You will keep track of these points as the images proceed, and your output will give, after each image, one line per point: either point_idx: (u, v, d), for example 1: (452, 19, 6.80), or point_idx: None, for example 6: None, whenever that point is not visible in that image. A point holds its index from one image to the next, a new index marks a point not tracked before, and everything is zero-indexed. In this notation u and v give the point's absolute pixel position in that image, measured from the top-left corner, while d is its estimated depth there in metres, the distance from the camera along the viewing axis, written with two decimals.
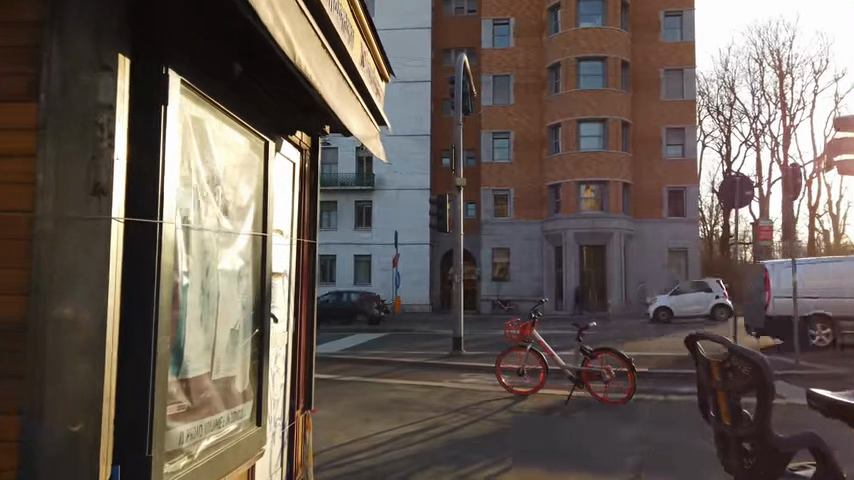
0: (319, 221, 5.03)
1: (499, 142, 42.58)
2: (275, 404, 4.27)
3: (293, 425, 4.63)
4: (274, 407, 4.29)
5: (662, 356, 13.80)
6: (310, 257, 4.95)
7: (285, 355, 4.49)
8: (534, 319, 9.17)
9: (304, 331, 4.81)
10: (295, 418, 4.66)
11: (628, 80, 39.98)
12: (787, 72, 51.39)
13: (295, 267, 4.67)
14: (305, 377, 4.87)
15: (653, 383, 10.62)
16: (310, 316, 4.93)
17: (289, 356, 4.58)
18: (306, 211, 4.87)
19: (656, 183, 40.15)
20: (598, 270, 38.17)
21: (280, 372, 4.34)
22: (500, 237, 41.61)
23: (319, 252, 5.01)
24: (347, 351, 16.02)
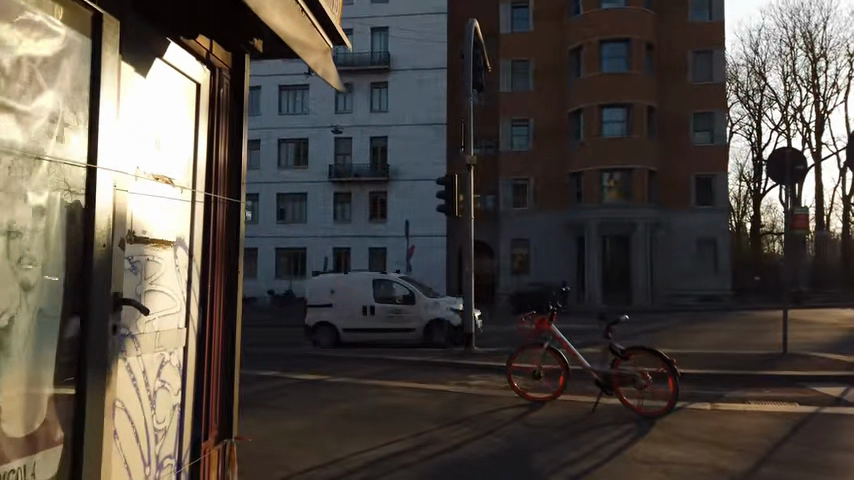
0: (245, 172, 3.60)
1: (518, 130, 40.77)
2: (152, 435, 2.84)
3: (200, 460, 3.23)
4: (156, 441, 2.89)
5: (701, 354, 12.15)
6: (229, 222, 3.51)
7: (181, 362, 3.08)
8: (553, 310, 7.59)
9: (216, 326, 3.38)
10: (204, 451, 3.25)
11: (653, 63, 38.12)
12: (820, 56, 48.82)
13: (201, 241, 3.25)
14: (221, 390, 3.45)
15: (694, 388, 8.99)
16: (233, 307, 3.52)
17: (189, 361, 3.15)
18: (222, 155, 3.45)
19: (683, 171, 38.08)
20: (622, 261, 36.56)
21: (162, 389, 2.90)
22: (519, 228, 40.19)
23: (243, 216, 3.58)
24: (347, 349, 14.62)
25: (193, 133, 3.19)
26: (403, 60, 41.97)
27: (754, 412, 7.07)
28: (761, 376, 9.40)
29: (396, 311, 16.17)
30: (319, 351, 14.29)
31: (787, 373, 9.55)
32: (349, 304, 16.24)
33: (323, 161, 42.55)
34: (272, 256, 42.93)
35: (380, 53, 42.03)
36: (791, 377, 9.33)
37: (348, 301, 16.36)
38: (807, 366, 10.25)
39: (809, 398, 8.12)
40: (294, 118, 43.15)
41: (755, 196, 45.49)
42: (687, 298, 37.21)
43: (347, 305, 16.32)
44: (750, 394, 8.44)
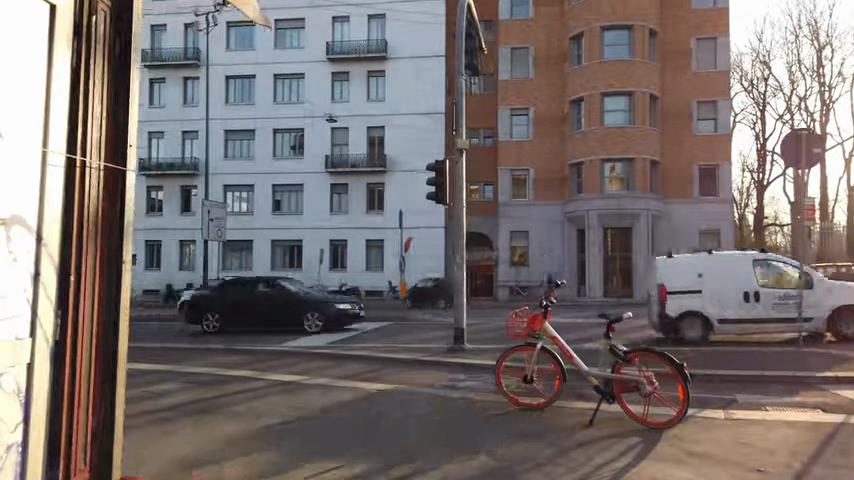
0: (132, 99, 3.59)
1: (518, 119, 40.04)
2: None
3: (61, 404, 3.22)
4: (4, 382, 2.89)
5: (707, 351, 11.30)
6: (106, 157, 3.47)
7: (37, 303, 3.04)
8: (546, 307, 6.70)
9: (89, 268, 3.35)
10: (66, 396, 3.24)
11: (656, 51, 37.18)
12: (826, 44, 47.69)
13: (71, 177, 3.23)
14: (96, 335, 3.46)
15: (704, 391, 8.10)
16: (120, 238, 3.56)
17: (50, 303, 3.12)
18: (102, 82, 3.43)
19: (685, 162, 37.24)
20: (623, 253, 35.82)
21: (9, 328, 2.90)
22: (518, 219, 39.43)
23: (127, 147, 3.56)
24: (331, 346, 13.77)
25: (51, 62, 3.10)
26: (401, 48, 41.09)
27: (772, 421, 6.22)
28: (778, 377, 8.48)
29: (785, 297, 12.39)
30: (305, 347, 13.42)
31: (804, 373, 8.69)
32: (726, 289, 12.56)
33: (319, 151, 41.46)
34: (267, 249, 42.10)
35: (377, 41, 41.03)
36: (812, 378, 8.41)
37: (724, 284, 12.59)
38: (827, 364, 9.34)
39: (834, 403, 7.22)
40: (289, 107, 42.20)
41: (759, 186, 44.59)
42: None
43: (722, 290, 12.59)
44: (767, 398, 7.56)
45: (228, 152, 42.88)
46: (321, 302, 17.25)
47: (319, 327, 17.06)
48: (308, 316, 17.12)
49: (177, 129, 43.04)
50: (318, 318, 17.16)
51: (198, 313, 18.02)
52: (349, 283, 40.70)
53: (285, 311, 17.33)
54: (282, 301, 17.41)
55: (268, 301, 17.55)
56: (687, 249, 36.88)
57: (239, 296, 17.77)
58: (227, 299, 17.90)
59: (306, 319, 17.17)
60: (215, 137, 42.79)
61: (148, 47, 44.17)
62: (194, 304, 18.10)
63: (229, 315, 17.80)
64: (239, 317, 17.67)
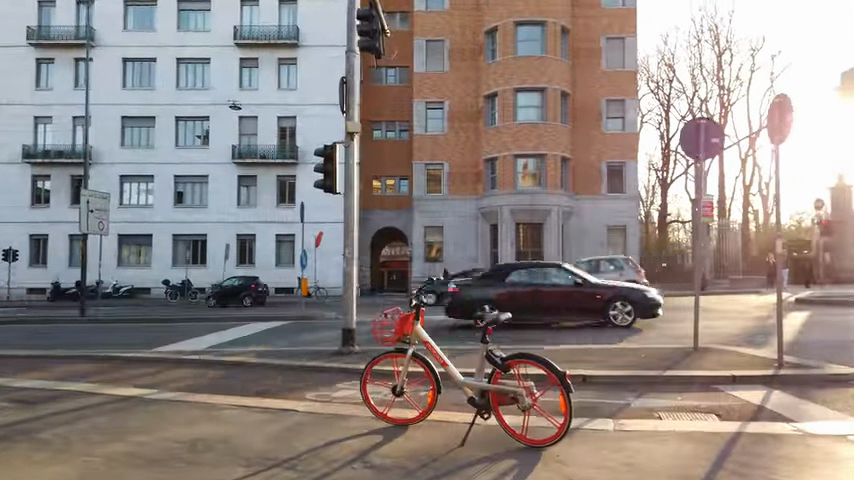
0: None
1: (432, 113, 39.38)
2: None
3: None
4: None
5: (606, 348, 10.80)
6: None
7: None
8: (418, 306, 5.71)
9: None
10: None
11: (568, 48, 37.50)
12: (725, 49, 49.99)
13: None
14: None
15: (594, 396, 7.46)
16: None
17: None
18: None
19: (594, 159, 37.91)
20: (535, 248, 35.84)
21: None
22: (434, 214, 38.83)
23: None
24: (209, 350, 12.36)
25: None
26: (313, 35, 39.43)
27: (661, 432, 5.58)
28: (671, 377, 8.00)
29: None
30: (178, 353, 11.95)
31: (698, 372, 8.25)
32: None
33: (225, 142, 39.14)
34: (168, 244, 39.37)
35: (289, 27, 39.10)
36: (704, 378, 7.98)
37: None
38: (721, 362, 9.01)
39: (728, 406, 6.74)
40: (193, 94, 39.60)
41: (663, 185, 46.13)
42: None
43: None
44: (657, 402, 6.98)
45: (126, 140, 39.65)
46: (626, 286, 14.27)
47: (631, 320, 14.14)
48: (620, 307, 14.12)
49: (66, 114, 39.38)
50: (628, 308, 14.19)
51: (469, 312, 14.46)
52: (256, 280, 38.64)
53: (586, 302, 14.16)
54: (576, 290, 14.19)
55: (558, 292, 14.25)
56: (595, 245, 37.49)
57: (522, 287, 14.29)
58: (504, 290, 14.40)
59: (616, 310, 14.19)
60: (110, 123, 39.59)
61: (34, 23, 40.24)
62: (461, 302, 14.45)
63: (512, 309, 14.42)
64: (526, 312, 14.32)
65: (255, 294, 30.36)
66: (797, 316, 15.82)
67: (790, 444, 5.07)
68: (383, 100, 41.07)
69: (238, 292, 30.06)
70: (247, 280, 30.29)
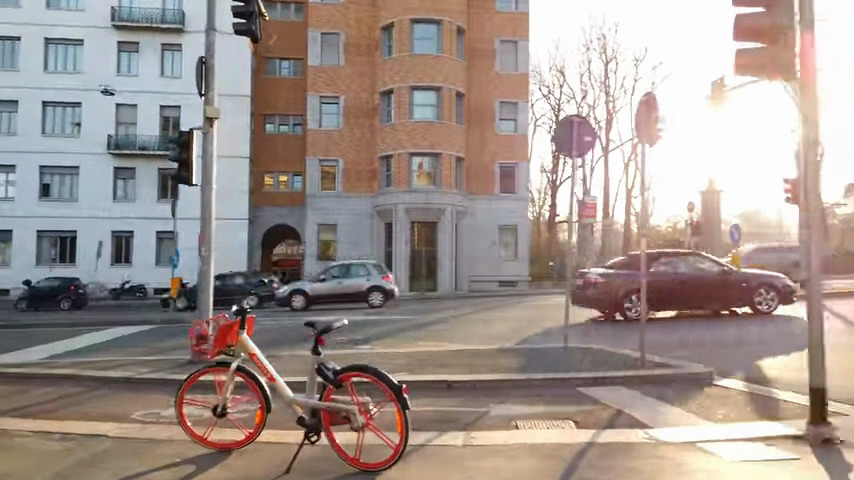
0: None
1: (327, 108, 38.25)
2: None
3: None
4: None
5: (480, 350, 10.47)
6: None
7: None
8: (243, 315, 4.91)
9: None
10: None
11: (464, 48, 37.60)
12: (611, 58, 52.36)
13: None
14: None
15: (455, 403, 6.98)
16: None
17: None
18: None
19: (488, 160, 38.30)
20: (429, 248, 35.66)
21: None
22: (327, 211, 37.71)
23: None
24: (44, 361, 10.86)
25: None
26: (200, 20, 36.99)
27: (512, 446, 5.15)
28: (536, 380, 7.69)
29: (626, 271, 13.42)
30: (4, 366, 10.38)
31: (564, 375, 8.02)
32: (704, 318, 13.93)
33: (99, 131, 35.94)
34: (30, 241, 35.65)
35: (173, 11, 36.46)
36: (569, 381, 7.74)
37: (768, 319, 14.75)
38: (588, 363, 8.87)
39: (588, 412, 6.45)
40: (62, 77, 36.03)
41: (554, 186, 47.56)
42: (488, 283, 37.65)
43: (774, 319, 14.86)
44: (519, 409, 6.61)
45: None
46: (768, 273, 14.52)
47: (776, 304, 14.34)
48: (763, 292, 14.31)
49: None
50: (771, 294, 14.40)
51: (614, 303, 14.29)
52: (134, 280, 35.69)
53: (729, 291, 14.21)
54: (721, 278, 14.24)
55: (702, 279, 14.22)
56: (488, 244, 37.88)
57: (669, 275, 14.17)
58: (648, 279, 14.30)
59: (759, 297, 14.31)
60: None
61: None
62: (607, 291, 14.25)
63: (656, 298, 14.28)
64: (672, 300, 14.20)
65: (74, 296, 27.92)
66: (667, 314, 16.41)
67: (642, 456, 4.77)
68: (275, 92, 39.37)
69: (54, 294, 27.66)
70: (65, 282, 28.01)
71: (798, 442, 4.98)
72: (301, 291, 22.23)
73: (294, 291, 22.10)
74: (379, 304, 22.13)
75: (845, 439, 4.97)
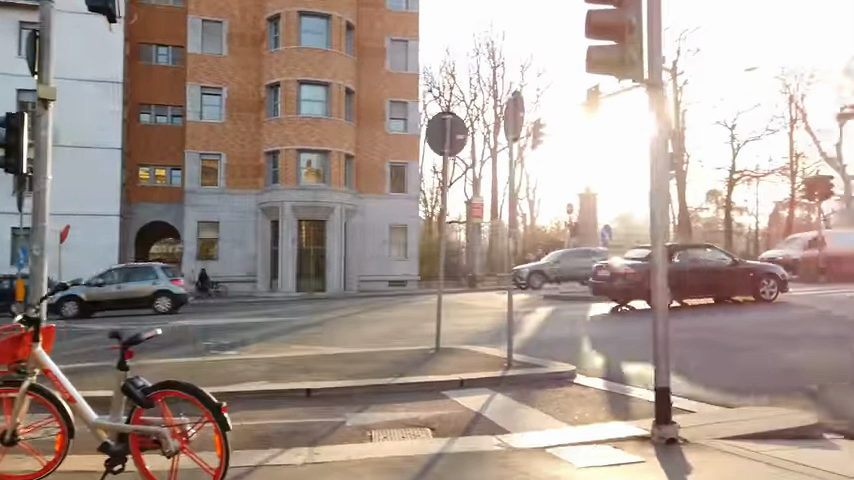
0: None
1: (208, 100, 36.29)
2: None
3: None
4: None
5: (351, 354, 10.05)
6: None
7: None
8: (35, 328, 4.22)
9: None
10: None
11: (353, 45, 36.99)
12: (499, 64, 53.75)
13: None
14: None
15: (311, 413, 6.50)
16: None
17: None
18: None
19: (378, 159, 37.92)
20: (318, 247, 34.71)
21: None
22: (207, 209, 35.73)
23: None
24: None
25: None
26: None
27: (357, 461, 4.75)
28: (400, 385, 7.39)
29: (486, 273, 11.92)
30: None
31: (429, 377, 7.78)
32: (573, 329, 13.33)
33: None
34: None
35: None
36: (433, 384, 7.49)
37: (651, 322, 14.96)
38: (457, 364, 8.70)
39: (447, 418, 6.20)
40: None
41: (444, 187, 48.06)
42: (378, 283, 37.27)
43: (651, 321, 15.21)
44: (377, 417, 6.23)
45: None
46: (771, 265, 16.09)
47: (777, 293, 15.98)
48: (767, 283, 15.88)
49: None
50: (774, 284, 15.98)
51: (643, 292, 15.56)
52: None
53: (741, 279, 15.73)
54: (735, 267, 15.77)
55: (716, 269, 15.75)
56: (378, 243, 37.51)
57: (692, 267, 15.52)
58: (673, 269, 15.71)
59: (764, 285, 15.86)
60: None
61: None
62: (636, 282, 15.47)
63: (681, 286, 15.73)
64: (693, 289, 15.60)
65: None
66: (542, 313, 16.83)
67: (490, 467, 4.52)
68: (151, 80, 36.75)
69: None
70: None
71: (644, 443, 4.98)
72: (74, 297, 20.10)
73: (66, 297, 19.94)
74: (167, 311, 20.60)
75: (687, 437, 5.04)
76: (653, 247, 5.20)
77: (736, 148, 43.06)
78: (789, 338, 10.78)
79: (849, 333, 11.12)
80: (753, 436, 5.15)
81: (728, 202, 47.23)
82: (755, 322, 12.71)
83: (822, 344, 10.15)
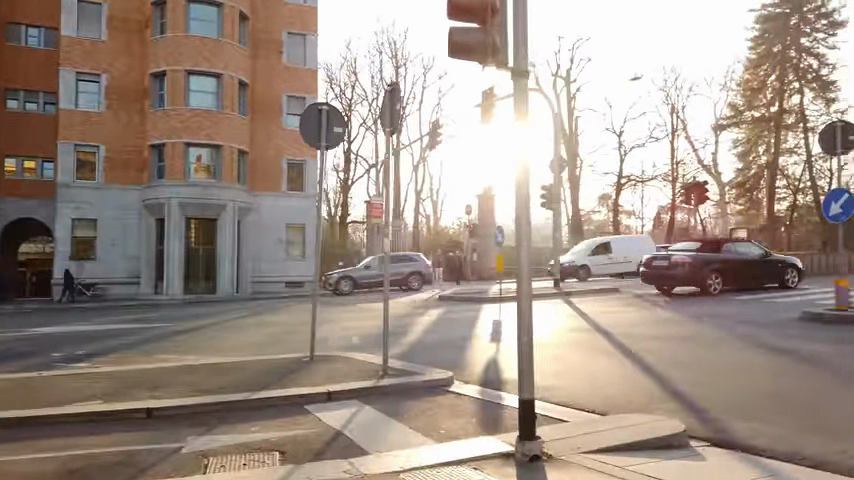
0: None
1: (84, 87, 33.35)
2: None
3: None
4: None
5: (217, 364, 9.16)
6: None
7: None
8: None
9: None
10: None
11: (247, 36, 35.29)
12: (402, 63, 53.46)
13: None
14: None
15: (147, 438, 5.66)
16: None
17: None
18: None
19: (274, 156, 36.38)
20: (207, 247, 32.79)
21: None
22: (83, 205, 32.82)
23: None
24: None
25: None
26: None
27: None
28: (260, 401, 6.68)
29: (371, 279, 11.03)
30: None
31: (294, 391, 7.09)
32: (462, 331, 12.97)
33: None
34: None
35: None
36: (297, 399, 6.83)
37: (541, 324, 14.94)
38: (329, 374, 8.07)
39: (302, 437, 5.57)
40: None
41: (345, 186, 47.09)
42: (274, 284, 35.75)
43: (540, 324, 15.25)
44: (221, 440, 5.50)
45: None
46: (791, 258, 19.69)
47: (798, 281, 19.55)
48: (791, 272, 19.43)
49: None
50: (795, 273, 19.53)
51: (699, 280, 17.98)
52: None
53: (771, 268, 19.03)
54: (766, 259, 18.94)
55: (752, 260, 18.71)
56: (274, 243, 36.03)
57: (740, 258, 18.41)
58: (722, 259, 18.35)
59: (788, 274, 19.42)
60: None
61: None
62: (695, 271, 17.89)
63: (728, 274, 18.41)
64: (740, 277, 18.44)
65: None
66: (435, 314, 16.50)
67: None
68: (17, 63, 33.23)
69: None
70: None
71: (507, 461, 4.60)
72: None
73: None
74: None
75: (552, 452, 4.71)
76: (519, 250, 4.82)
77: (623, 154, 45.18)
78: (668, 339, 10.99)
79: (723, 332, 11.50)
80: (619, 448, 4.91)
81: (617, 206, 49.54)
82: (636, 324, 12.95)
83: (696, 343, 10.40)
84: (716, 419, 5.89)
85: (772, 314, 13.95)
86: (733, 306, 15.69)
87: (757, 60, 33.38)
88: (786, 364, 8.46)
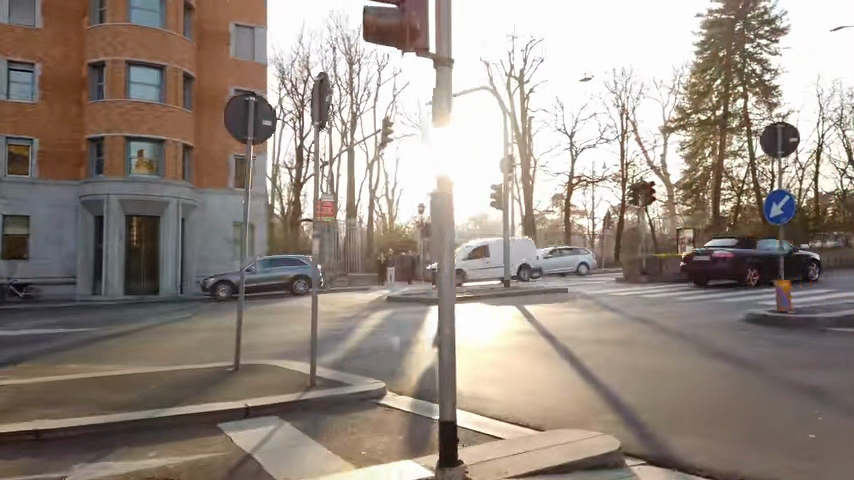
0: None
1: (16, 76, 31.53)
2: None
3: None
4: None
5: (136, 375, 8.47)
6: None
7: None
8: None
9: None
10: None
11: (192, 27, 33.96)
12: (356, 60, 52.64)
13: None
14: None
15: (31, 466, 5.02)
16: None
17: None
18: None
19: (221, 151, 35.18)
20: (149, 245, 31.41)
21: None
22: (14, 201, 30.95)
23: None
24: None
25: None
26: None
27: None
28: (169, 419, 6.10)
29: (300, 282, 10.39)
30: None
31: (210, 406, 6.51)
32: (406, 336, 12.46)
33: None
34: None
35: None
36: (212, 415, 6.26)
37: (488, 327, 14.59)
38: (254, 385, 7.50)
39: (207, 462, 5.02)
40: None
41: (297, 184, 46.03)
42: None
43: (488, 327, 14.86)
44: (115, 467, 4.91)
45: None
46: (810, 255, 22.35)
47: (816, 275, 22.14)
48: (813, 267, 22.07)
49: None
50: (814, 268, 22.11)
51: (740, 272, 20.10)
52: None
53: (795, 262, 21.51)
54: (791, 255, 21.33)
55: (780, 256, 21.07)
56: (221, 241, 34.83)
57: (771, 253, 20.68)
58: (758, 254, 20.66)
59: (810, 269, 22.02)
60: None
61: None
62: (736, 265, 20.00)
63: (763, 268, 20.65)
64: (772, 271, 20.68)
65: None
66: (382, 316, 16.00)
67: None
68: None
69: None
70: None
71: None
72: None
73: None
74: None
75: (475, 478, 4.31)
76: (441, 265, 4.41)
77: (575, 155, 45.57)
78: (612, 343, 10.78)
79: (669, 336, 11.36)
80: (549, 472, 4.53)
81: (569, 206, 49.98)
82: (583, 327, 12.73)
83: (641, 348, 10.19)
84: (653, 433, 5.60)
85: (719, 315, 13.94)
86: (680, 307, 15.68)
87: (703, 64, 33.93)
88: (728, 371, 8.29)
